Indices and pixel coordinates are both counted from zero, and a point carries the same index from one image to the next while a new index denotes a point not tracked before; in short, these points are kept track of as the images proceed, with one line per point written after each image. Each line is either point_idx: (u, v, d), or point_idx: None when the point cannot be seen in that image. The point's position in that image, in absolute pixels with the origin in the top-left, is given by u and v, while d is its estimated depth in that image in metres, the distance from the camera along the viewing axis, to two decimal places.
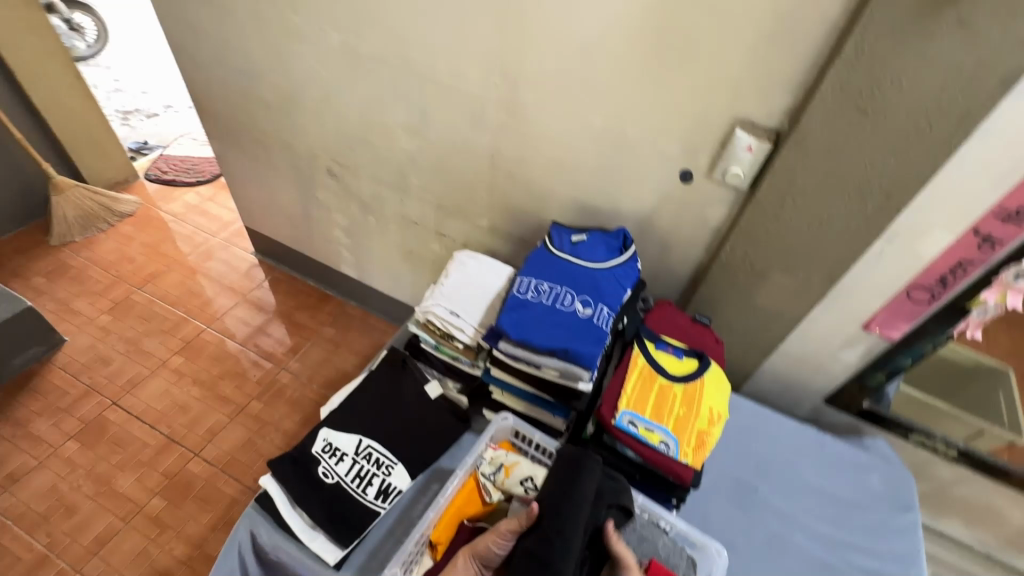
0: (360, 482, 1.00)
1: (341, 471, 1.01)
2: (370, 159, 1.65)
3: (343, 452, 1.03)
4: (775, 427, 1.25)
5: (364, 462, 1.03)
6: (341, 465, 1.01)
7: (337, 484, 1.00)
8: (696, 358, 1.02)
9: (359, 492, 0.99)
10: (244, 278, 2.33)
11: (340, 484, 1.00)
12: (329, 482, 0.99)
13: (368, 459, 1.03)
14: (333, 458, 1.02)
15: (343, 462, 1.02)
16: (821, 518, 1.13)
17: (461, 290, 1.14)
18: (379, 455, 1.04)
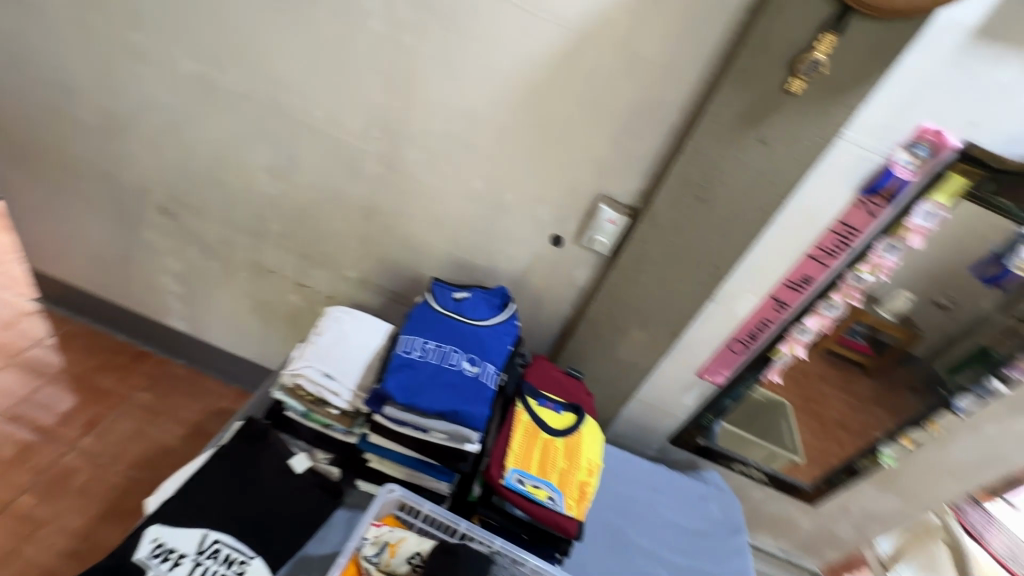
0: None
1: None
2: (219, 200, 1.47)
3: (180, 554, 0.85)
4: (633, 468, 1.36)
5: (210, 563, 0.85)
6: (177, 571, 0.84)
7: None
8: (574, 411, 1.08)
9: None
10: (19, 333, 1.83)
11: None
12: None
13: (215, 557, 0.86)
14: (166, 563, 0.84)
15: (180, 567, 0.84)
16: (675, 550, 1.25)
17: (336, 349, 1.05)
18: (230, 552, 0.87)
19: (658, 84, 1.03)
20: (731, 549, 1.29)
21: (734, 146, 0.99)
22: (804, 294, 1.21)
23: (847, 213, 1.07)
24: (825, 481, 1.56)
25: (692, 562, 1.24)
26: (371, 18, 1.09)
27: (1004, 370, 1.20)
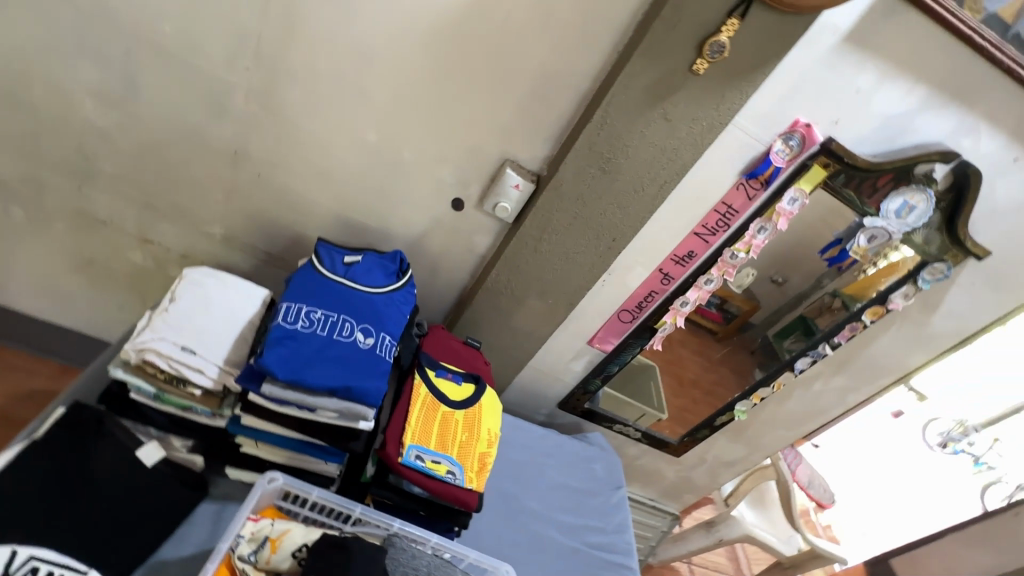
0: None
1: None
2: (21, 126, 1.14)
3: None
4: (524, 436, 1.39)
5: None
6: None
7: None
8: (473, 382, 1.06)
9: None
10: None
11: None
12: None
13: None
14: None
15: None
16: (565, 510, 1.30)
17: (196, 318, 0.89)
18: (52, 569, 0.68)
19: (572, 47, 1.00)
20: (613, 504, 1.37)
21: (640, 120, 1.01)
22: (687, 269, 1.30)
23: (729, 194, 1.17)
24: (689, 435, 1.74)
25: (579, 519, 1.30)
26: None
27: (832, 338, 1.42)
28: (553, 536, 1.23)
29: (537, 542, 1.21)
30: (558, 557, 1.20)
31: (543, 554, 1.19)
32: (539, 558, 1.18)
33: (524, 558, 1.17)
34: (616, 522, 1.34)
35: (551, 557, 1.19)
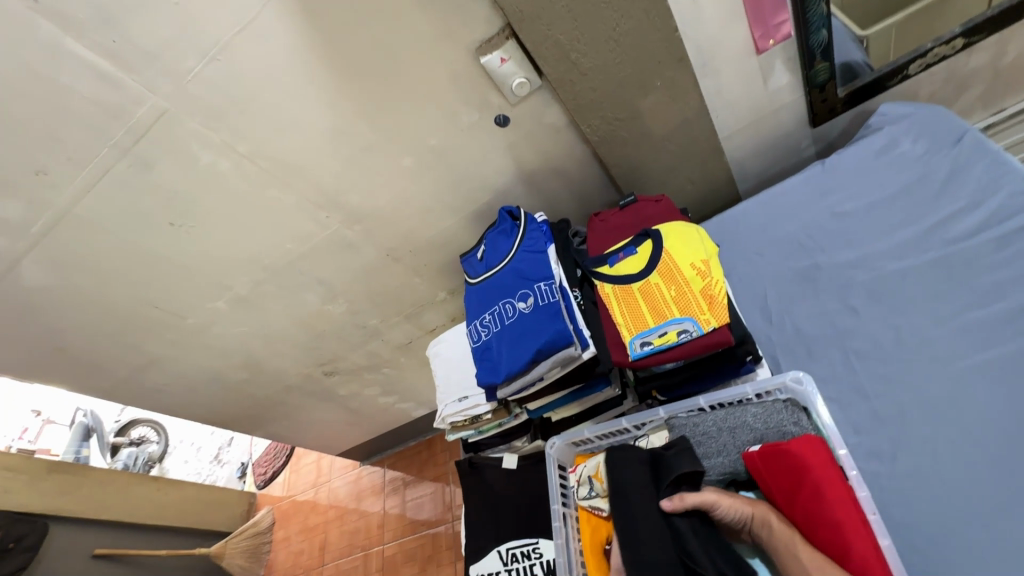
0: None
1: None
2: (335, 339, 1.74)
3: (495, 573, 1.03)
4: (786, 204, 1.12)
5: (518, 564, 1.02)
6: None
7: None
8: (647, 239, 0.96)
9: None
10: (371, 484, 2.47)
11: None
12: None
13: (517, 558, 1.03)
14: None
15: None
16: (893, 228, 0.96)
17: (452, 376, 1.14)
18: (521, 548, 1.04)
19: None
20: (963, 167, 0.94)
21: None
22: None
23: None
24: None
25: (922, 222, 0.94)
26: (215, 163, 1.13)
27: None
28: (895, 266, 0.93)
29: (876, 284, 0.93)
30: (919, 281, 0.89)
31: (897, 290, 0.91)
32: (893, 299, 0.90)
33: (873, 312, 0.91)
34: (984, 183, 0.90)
35: (910, 288, 0.90)
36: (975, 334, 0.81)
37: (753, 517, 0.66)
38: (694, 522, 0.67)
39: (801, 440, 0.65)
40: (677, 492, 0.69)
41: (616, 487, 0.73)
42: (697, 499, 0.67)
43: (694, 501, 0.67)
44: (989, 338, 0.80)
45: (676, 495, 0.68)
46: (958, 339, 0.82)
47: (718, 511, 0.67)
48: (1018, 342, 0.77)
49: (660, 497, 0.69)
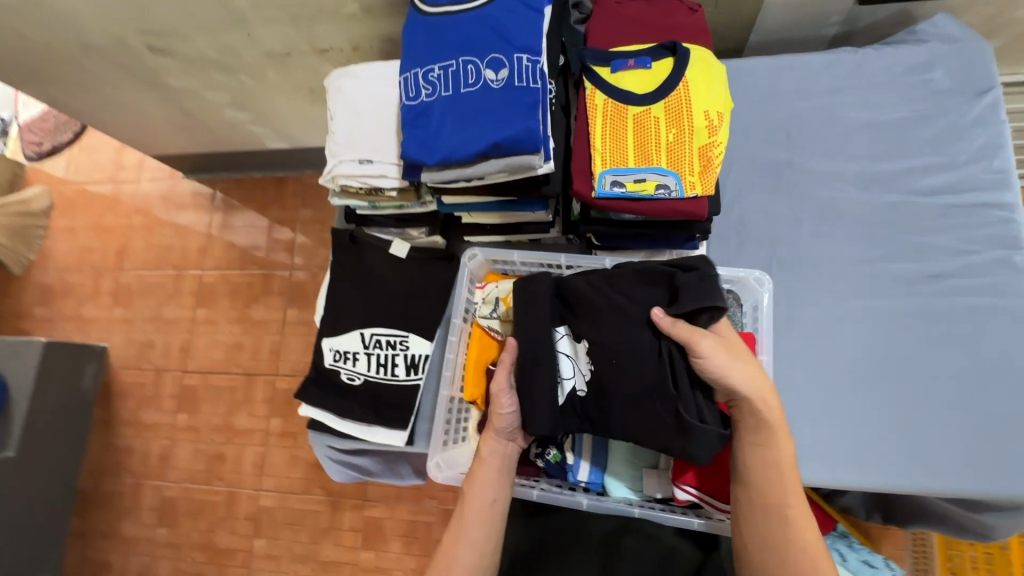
0: (386, 368, 0.95)
1: (363, 368, 0.96)
2: (175, 5, 1.20)
3: (354, 352, 0.97)
4: (797, 81, 0.96)
5: (380, 350, 0.96)
6: (360, 364, 0.96)
7: (366, 380, 0.96)
8: (670, 56, 0.74)
9: (390, 377, 0.95)
10: (196, 205, 2.10)
11: (369, 379, 0.96)
12: (358, 384, 0.95)
13: (380, 345, 0.96)
14: (349, 361, 0.97)
15: (359, 360, 0.96)
16: (872, 158, 0.92)
17: (356, 128, 0.88)
18: (388, 337, 0.97)
19: None
20: (964, 126, 0.90)
21: None
22: None
23: None
24: None
25: (898, 163, 0.91)
26: None
27: None
28: (852, 197, 0.91)
29: (830, 207, 0.91)
30: (862, 220, 0.90)
31: (844, 220, 0.90)
32: (832, 228, 0.91)
33: (811, 233, 0.91)
34: (968, 151, 0.89)
35: (851, 223, 0.90)
36: (879, 284, 0.87)
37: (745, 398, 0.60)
38: (672, 346, 0.63)
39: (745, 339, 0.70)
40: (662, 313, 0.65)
41: (530, 291, 0.72)
42: (689, 334, 0.61)
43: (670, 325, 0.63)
44: (886, 291, 0.87)
45: (663, 315, 0.63)
46: (864, 284, 0.88)
47: (728, 376, 0.60)
48: (906, 302, 0.86)
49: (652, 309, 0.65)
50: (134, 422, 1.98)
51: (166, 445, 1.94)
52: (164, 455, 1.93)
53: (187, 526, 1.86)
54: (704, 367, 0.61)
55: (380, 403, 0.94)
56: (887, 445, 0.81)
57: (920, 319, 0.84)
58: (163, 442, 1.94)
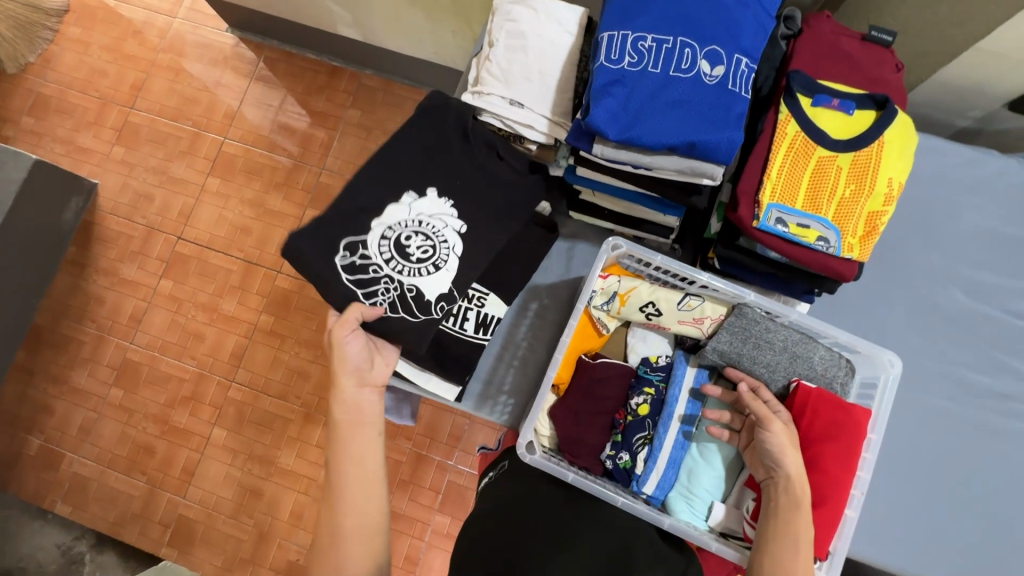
0: (455, 319, 0.90)
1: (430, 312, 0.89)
2: None
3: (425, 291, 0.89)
4: (935, 167, 0.95)
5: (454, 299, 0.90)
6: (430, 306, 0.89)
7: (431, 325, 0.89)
8: (875, 111, 0.72)
9: (456, 329, 0.89)
10: (235, 64, 1.88)
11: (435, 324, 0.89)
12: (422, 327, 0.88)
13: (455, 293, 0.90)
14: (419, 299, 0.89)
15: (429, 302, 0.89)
16: (982, 267, 0.93)
17: (516, 65, 0.80)
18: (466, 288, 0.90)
19: None
20: None
21: None
22: None
23: None
24: None
25: (1003, 280, 0.93)
26: None
27: None
28: (952, 298, 0.93)
29: (930, 300, 0.93)
30: (954, 323, 0.92)
31: (936, 319, 0.92)
32: (926, 323, 0.92)
33: (905, 323, 0.92)
34: None
35: (944, 322, 0.92)
36: (947, 386, 0.90)
37: (784, 478, 0.62)
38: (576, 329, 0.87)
39: (863, 410, 0.66)
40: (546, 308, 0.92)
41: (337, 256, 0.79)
42: (756, 405, 0.67)
43: (748, 381, 0.71)
44: (951, 395, 0.90)
45: (739, 376, 0.71)
46: (936, 382, 0.90)
47: (780, 457, 0.63)
48: (962, 410, 0.89)
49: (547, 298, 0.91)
50: (111, 274, 1.79)
51: (142, 307, 1.77)
52: (137, 316, 1.76)
53: (146, 395, 1.72)
54: (759, 438, 0.65)
55: (442, 357, 0.89)
56: (918, 540, 0.84)
57: (974, 428, 0.89)
58: (140, 304, 1.77)
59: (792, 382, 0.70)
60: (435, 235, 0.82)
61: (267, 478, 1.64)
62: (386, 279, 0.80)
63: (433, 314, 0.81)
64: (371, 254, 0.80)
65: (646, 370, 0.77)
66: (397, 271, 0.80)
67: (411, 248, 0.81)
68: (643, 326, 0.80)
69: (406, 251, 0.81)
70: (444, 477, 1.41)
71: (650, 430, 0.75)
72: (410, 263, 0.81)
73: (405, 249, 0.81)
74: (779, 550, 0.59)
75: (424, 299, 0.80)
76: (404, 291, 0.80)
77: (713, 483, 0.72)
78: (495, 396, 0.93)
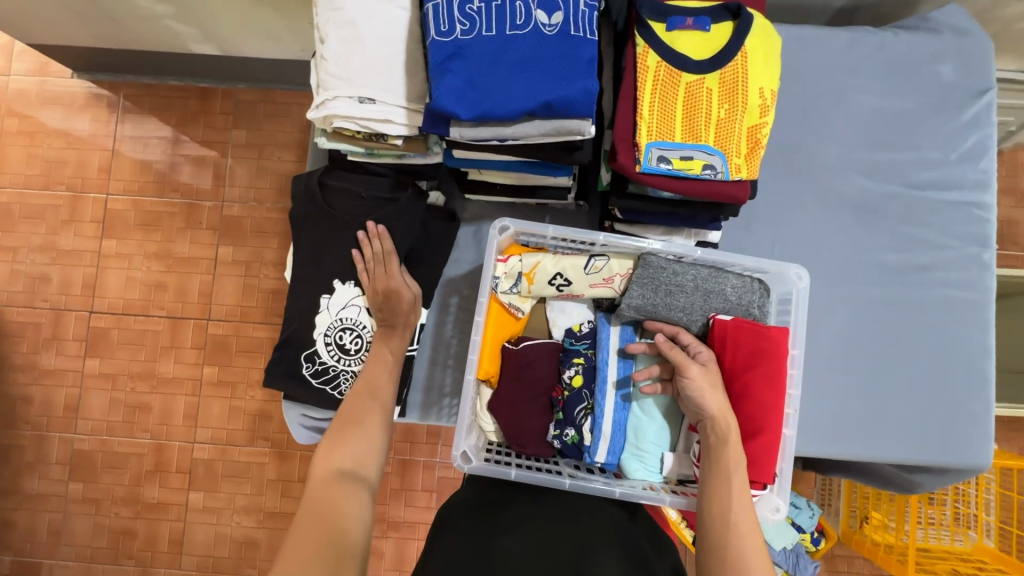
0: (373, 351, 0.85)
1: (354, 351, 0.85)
2: None
3: (347, 328, 0.84)
4: (815, 57, 0.93)
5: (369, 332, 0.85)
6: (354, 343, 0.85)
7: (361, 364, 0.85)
8: (731, 21, 0.68)
9: None
10: (94, 111, 1.70)
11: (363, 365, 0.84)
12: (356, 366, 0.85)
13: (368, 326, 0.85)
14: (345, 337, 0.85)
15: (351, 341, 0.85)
16: (880, 147, 0.93)
17: (354, 57, 0.72)
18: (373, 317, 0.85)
19: None
20: (963, 125, 0.93)
21: None
22: None
23: None
24: None
25: (902, 154, 0.93)
26: None
27: None
28: (857, 185, 0.93)
29: (837, 193, 0.93)
30: (865, 210, 0.93)
31: (846, 209, 0.92)
32: (838, 217, 0.92)
33: (818, 220, 0.92)
34: (963, 150, 0.93)
35: (855, 212, 0.92)
36: (868, 272, 0.92)
37: (709, 418, 0.62)
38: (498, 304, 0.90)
39: (780, 330, 0.65)
40: (467, 293, 0.92)
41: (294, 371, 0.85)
42: (672, 352, 0.66)
43: (669, 330, 0.69)
44: (873, 280, 0.92)
45: (658, 329, 0.70)
46: (856, 273, 0.92)
47: (702, 398, 0.62)
48: (883, 291, 0.92)
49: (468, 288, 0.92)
50: (30, 369, 1.66)
51: (75, 394, 1.65)
52: (73, 404, 1.65)
53: (108, 480, 1.63)
54: (680, 384, 0.64)
55: None
56: (857, 421, 0.90)
57: (899, 306, 0.91)
58: (71, 391, 1.65)
59: (711, 318, 0.69)
60: (358, 321, 0.84)
61: (258, 525, 1.60)
62: (343, 374, 0.85)
63: None
64: (321, 360, 0.85)
65: (572, 342, 0.75)
66: (346, 366, 0.85)
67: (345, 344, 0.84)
68: (559, 298, 0.77)
69: (341, 346, 0.84)
70: (430, 476, 1.39)
71: (589, 400, 0.74)
72: (351, 356, 0.85)
73: (342, 345, 0.84)
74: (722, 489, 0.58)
75: None
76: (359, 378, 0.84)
77: (659, 435, 0.72)
78: (438, 401, 0.90)
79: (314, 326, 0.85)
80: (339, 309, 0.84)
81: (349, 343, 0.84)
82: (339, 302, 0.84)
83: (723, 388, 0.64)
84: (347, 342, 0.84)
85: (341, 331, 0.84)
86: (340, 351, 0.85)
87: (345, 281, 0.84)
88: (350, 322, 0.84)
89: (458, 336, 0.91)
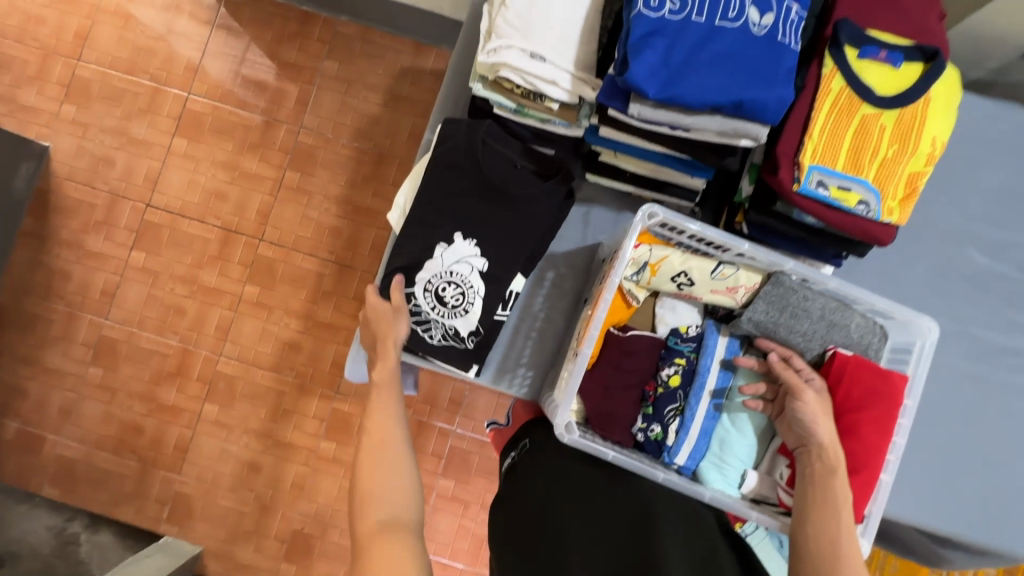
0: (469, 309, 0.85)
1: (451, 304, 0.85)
2: None
3: (451, 281, 0.84)
4: (957, 122, 0.93)
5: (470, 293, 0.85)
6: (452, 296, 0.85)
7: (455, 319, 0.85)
8: (922, 64, 0.68)
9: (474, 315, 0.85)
10: (193, 8, 1.67)
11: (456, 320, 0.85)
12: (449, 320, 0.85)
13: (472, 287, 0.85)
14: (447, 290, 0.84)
15: (450, 294, 0.84)
16: (1001, 225, 0.93)
17: (536, 12, 0.72)
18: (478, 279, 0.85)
19: None
20: None
21: None
22: None
23: None
24: None
25: (1019, 237, 0.93)
26: None
27: None
28: (969, 257, 0.93)
29: (949, 261, 0.92)
30: (970, 283, 0.93)
31: (951, 279, 0.92)
32: (943, 283, 0.92)
33: (923, 283, 0.92)
34: None
35: (961, 283, 0.92)
36: (960, 345, 0.92)
37: (818, 446, 0.62)
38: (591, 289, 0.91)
39: (901, 377, 0.66)
40: (563, 272, 0.92)
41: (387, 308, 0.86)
42: (787, 374, 0.66)
43: (782, 351, 0.70)
44: (963, 353, 0.92)
45: (774, 350, 0.70)
46: (948, 342, 0.92)
47: (814, 425, 0.63)
48: (969, 367, 0.92)
49: (565, 268, 0.92)
50: (75, 247, 1.64)
51: (114, 282, 1.64)
52: (110, 291, 1.64)
53: (127, 374, 1.63)
54: (791, 406, 0.65)
55: (466, 353, 0.86)
56: (915, 487, 0.90)
57: (982, 385, 0.91)
58: (111, 279, 1.64)
59: (829, 350, 0.69)
60: (464, 279, 0.84)
61: (265, 451, 1.59)
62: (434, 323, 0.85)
63: (471, 347, 0.86)
64: (416, 304, 0.84)
65: (676, 341, 0.75)
66: (439, 317, 0.84)
67: (445, 296, 0.84)
68: (672, 296, 0.77)
69: (441, 296, 0.84)
70: (445, 442, 1.39)
71: (681, 401, 0.74)
72: (447, 309, 0.84)
73: (441, 296, 0.84)
74: (820, 517, 0.59)
75: (461, 333, 0.85)
76: (447, 333, 0.85)
77: (746, 452, 0.72)
78: (513, 369, 0.91)
79: (420, 270, 0.85)
80: (449, 262, 0.84)
81: (449, 296, 0.84)
82: (450, 255, 0.84)
83: (833, 419, 0.64)
84: (448, 294, 0.84)
85: (445, 284, 0.84)
86: (438, 302, 0.84)
87: (463, 238, 0.84)
88: (455, 277, 0.84)
89: (545, 312, 0.92)
